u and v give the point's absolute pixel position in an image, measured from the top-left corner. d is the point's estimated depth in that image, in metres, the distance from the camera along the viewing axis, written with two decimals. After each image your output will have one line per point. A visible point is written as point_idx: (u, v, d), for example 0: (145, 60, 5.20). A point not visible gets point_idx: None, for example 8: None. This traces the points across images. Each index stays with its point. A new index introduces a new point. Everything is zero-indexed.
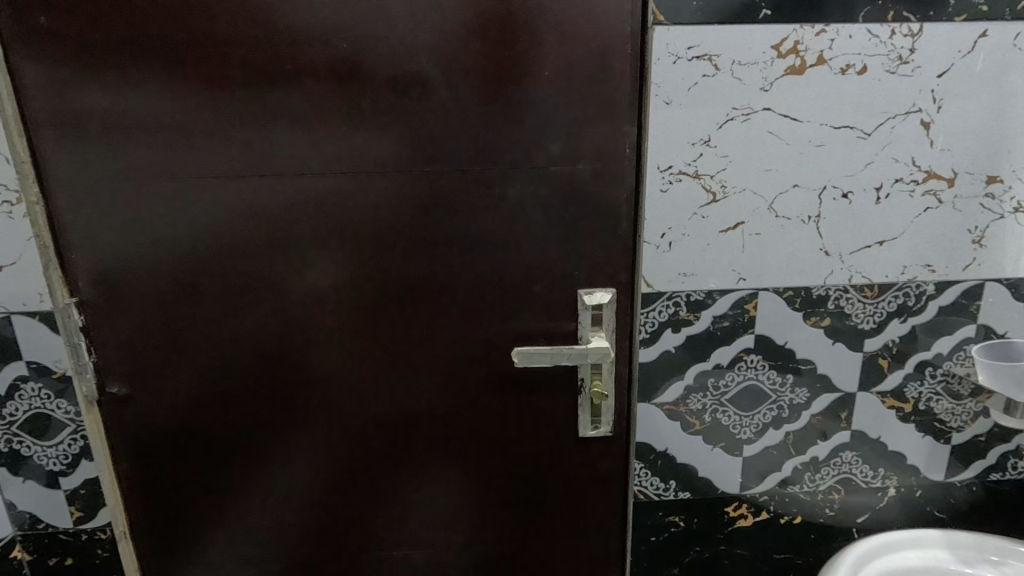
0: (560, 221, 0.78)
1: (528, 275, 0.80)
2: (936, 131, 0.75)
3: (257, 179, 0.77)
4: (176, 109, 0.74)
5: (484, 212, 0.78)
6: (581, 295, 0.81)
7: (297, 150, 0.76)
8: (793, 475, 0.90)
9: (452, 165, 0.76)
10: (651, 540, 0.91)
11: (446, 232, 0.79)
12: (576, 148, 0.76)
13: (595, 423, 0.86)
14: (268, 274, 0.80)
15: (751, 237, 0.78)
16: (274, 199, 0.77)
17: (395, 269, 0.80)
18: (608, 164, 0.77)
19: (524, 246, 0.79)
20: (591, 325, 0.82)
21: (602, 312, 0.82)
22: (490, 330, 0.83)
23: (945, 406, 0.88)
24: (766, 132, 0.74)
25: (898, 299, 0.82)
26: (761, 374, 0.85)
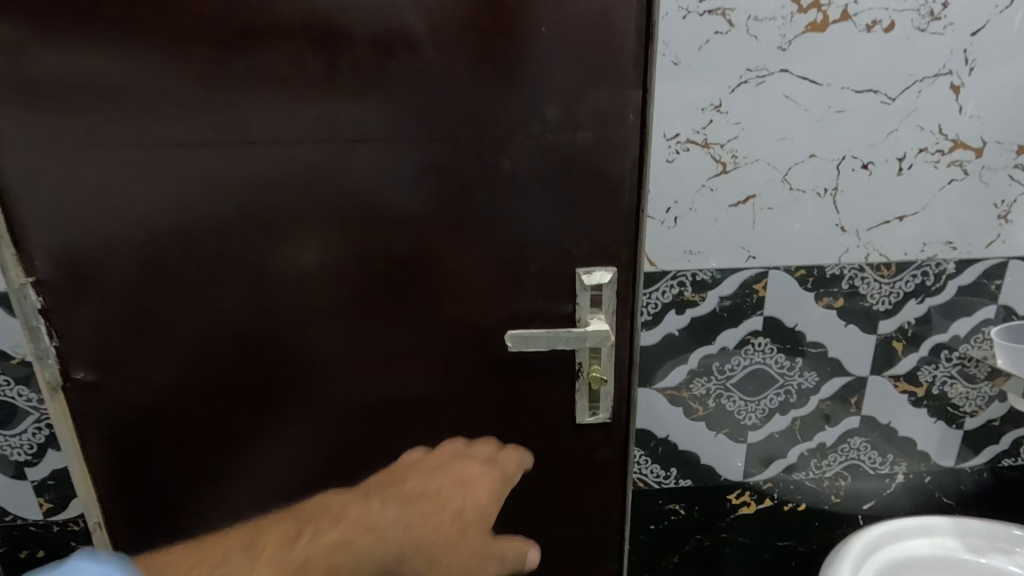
0: (557, 195, 0.72)
1: (523, 254, 0.75)
2: (967, 95, 0.69)
3: (227, 149, 0.70)
4: (133, 69, 0.67)
5: (475, 184, 0.72)
6: (580, 274, 0.75)
7: (269, 116, 0.69)
8: (799, 462, 0.86)
9: (440, 133, 0.70)
10: (651, 527, 0.89)
11: (435, 207, 0.73)
12: (575, 114, 0.69)
13: (593, 409, 0.81)
14: (242, 252, 0.74)
15: (763, 212, 0.73)
16: (246, 171, 0.71)
17: (380, 248, 0.74)
18: (611, 130, 0.69)
19: (518, 223, 0.73)
20: (590, 306, 0.76)
21: (602, 292, 0.75)
22: (482, 312, 0.77)
23: (960, 390, 0.84)
24: (782, 96, 0.68)
25: (916, 279, 0.77)
26: (768, 357, 0.80)
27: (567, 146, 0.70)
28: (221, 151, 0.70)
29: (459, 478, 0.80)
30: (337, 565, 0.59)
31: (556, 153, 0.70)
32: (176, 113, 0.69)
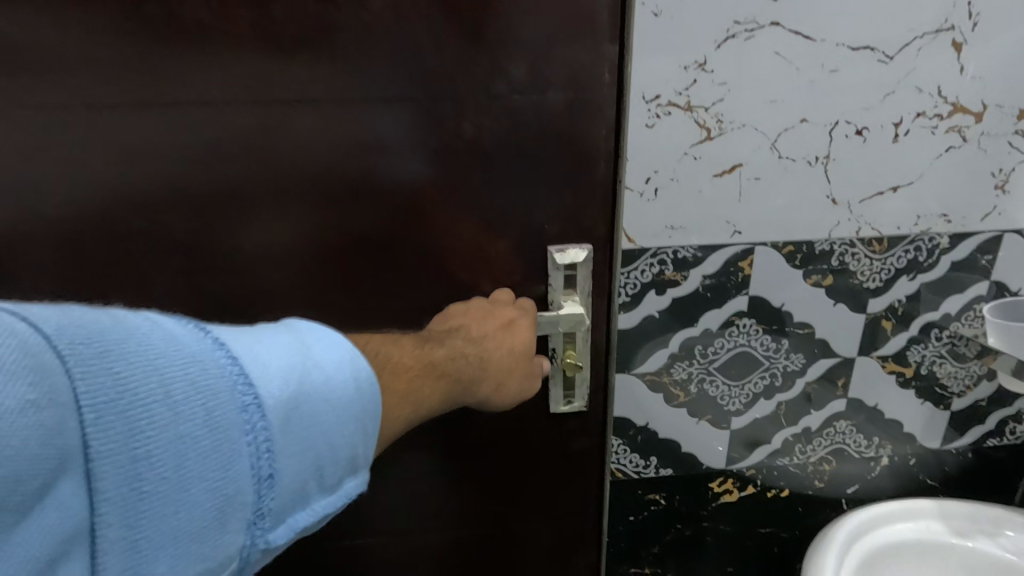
0: (526, 165, 0.65)
1: (490, 231, 0.68)
2: (969, 54, 0.64)
3: (147, 112, 0.61)
4: (26, 17, 0.57)
5: (434, 154, 0.64)
6: (552, 252, 0.68)
7: (194, 74, 0.60)
8: (783, 447, 0.82)
9: (393, 94, 0.62)
10: (630, 519, 0.85)
11: (390, 179, 0.65)
12: (546, 72, 0.62)
13: (568, 397, 0.75)
14: (171, 232, 0.66)
15: (750, 182, 0.67)
16: (172, 138, 0.62)
17: (331, 225, 0.67)
18: (585, 93, 0.63)
19: (483, 197, 0.66)
20: (564, 288, 0.70)
21: (576, 272, 0.69)
22: (446, 296, 0.70)
23: (948, 370, 0.80)
24: (773, 53, 0.62)
25: (908, 255, 0.73)
26: (753, 340, 0.75)
27: (537, 109, 0.63)
28: (141, 114, 0.61)
29: (503, 324, 0.64)
30: (452, 375, 0.58)
31: (525, 117, 0.63)
32: (83, 69, 0.59)
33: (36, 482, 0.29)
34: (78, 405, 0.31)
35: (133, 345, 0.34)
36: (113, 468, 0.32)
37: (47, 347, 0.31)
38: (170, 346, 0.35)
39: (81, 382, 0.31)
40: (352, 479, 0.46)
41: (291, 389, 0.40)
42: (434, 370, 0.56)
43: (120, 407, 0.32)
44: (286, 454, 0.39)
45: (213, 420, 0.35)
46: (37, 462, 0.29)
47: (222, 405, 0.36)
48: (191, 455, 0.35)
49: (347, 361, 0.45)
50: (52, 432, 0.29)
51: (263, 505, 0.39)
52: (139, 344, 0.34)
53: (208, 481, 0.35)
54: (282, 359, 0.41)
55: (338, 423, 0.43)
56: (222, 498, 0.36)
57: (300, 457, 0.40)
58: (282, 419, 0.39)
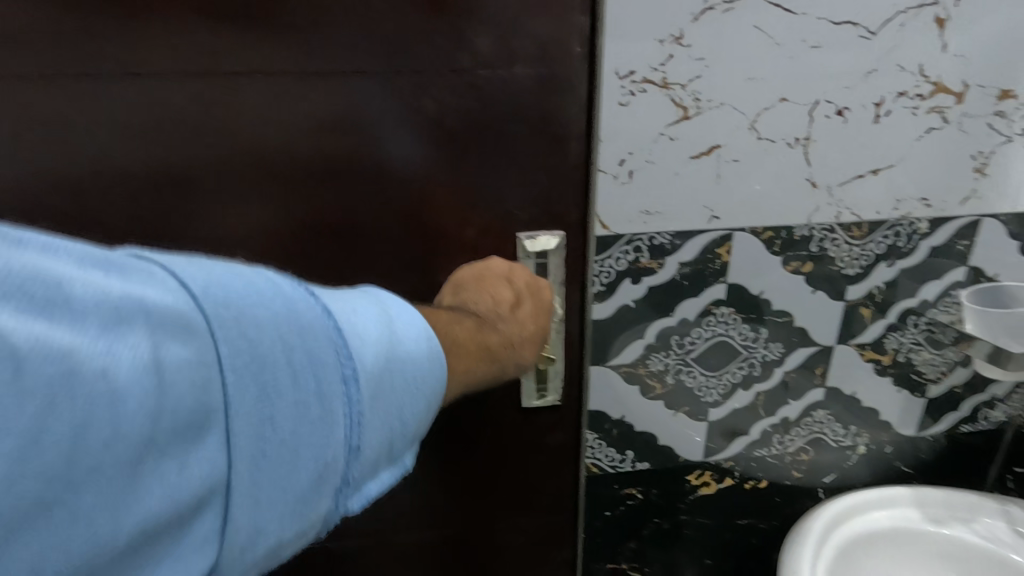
0: (494, 146, 0.61)
1: (456, 217, 0.63)
2: (951, 31, 0.62)
3: (58, 84, 0.53)
4: None
5: (392, 132, 0.59)
6: (522, 239, 0.64)
7: (113, 40, 0.53)
8: (761, 438, 0.81)
9: (345, 67, 0.56)
10: (607, 514, 0.82)
11: (345, 161, 0.60)
12: (511, 45, 0.57)
13: (540, 391, 0.72)
14: (92, 220, 0.58)
15: (728, 165, 0.64)
16: (88, 115, 0.55)
17: (280, 213, 0.61)
18: (555, 67, 0.58)
19: (447, 180, 0.61)
20: (534, 277, 0.66)
21: (547, 260, 0.66)
22: (409, 288, 0.66)
23: (925, 356, 0.79)
24: (752, 27, 0.59)
25: (888, 240, 0.71)
26: (731, 329, 0.73)
27: (504, 84, 0.58)
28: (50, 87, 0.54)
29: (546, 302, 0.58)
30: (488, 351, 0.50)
31: (490, 93, 0.58)
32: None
33: (183, 431, 0.30)
34: (217, 365, 0.31)
35: (260, 308, 0.34)
36: (245, 427, 0.32)
37: (193, 311, 0.31)
38: (284, 315, 0.34)
39: (221, 344, 0.31)
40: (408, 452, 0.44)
41: (379, 363, 0.38)
42: (495, 364, 0.51)
43: (252, 369, 0.32)
44: (376, 428, 0.38)
45: (322, 390, 0.34)
46: (187, 413, 0.30)
47: (331, 375, 0.35)
48: (299, 422, 0.34)
49: (423, 340, 0.42)
50: (197, 388, 0.30)
51: (354, 476, 0.38)
52: (263, 310, 0.34)
53: (319, 448, 0.34)
54: (376, 332, 0.39)
55: (419, 401, 0.41)
56: (321, 466, 0.35)
57: (386, 432, 0.38)
58: (374, 392, 0.37)
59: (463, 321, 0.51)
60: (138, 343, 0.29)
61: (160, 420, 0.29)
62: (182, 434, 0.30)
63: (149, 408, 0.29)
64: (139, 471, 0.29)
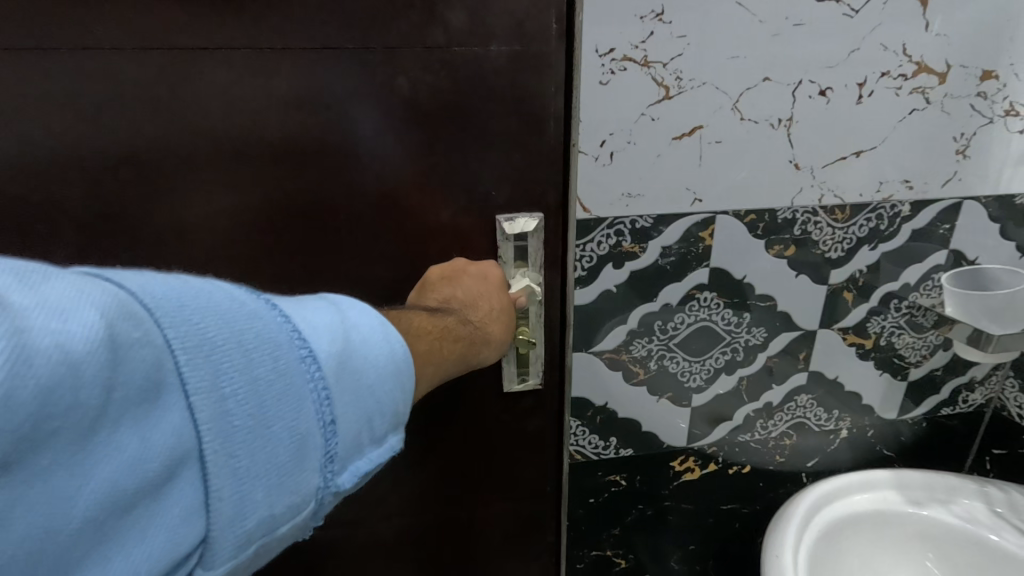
0: (470, 126, 0.59)
1: (432, 201, 0.62)
2: (934, 9, 0.61)
3: (9, 60, 0.51)
4: None
5: (364, 112, 0.57)
6: (501, 222, 0.63)
7: (67, 13, 0.50)
8: (744, 423, 0.81)
9: (314, 44, 0.54)
10: (591, 501, 0.82)
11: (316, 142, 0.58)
12: (487, 21, 0.55)
13: (522, 375, 0.71)
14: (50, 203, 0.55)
15: (710, 146, 0.63)
16: (45, 92, 0.52)
17: (250, 195, 0.59)
18: (532, 45, 0.57)
19: (424, 161, 0.60)
20: (514, 260, 0.66)
21: (527, 242, 0.65)
22: (386, 273, 0.64)
23: (906, 340, 0.80)
24: (734, 4, 0.57)
25: (870, 223, 0.71)
26: (714, 314, 0.72)
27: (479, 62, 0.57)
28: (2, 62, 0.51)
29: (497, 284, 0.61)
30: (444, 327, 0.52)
31: (466, 72, 0.57)
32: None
33: (142, 406, 0.28)
34: (168, 344, 0.30)
35: (205, 297, 0.33)
36: (206, 403, 0.30)
37: (135, 297, 0.30)
38: (233, 303, 0.34)
39: (167, 325, 0.30)
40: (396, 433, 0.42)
41: (339, 345, 0.38)
42: (452, 337, 0.52)
43: (202, 348, 0.31)
44: (347, 405, 0.37)
45: (278, 368, 0.34)
46: (145, 393, 0.29)
47: (283, 354, 0.34)
48: (267, 400, 0.33)
49: (379, 327, 0.41)
50: (153, 366, 0.29)
51: (337, 451, 0.37)
52: (213, 299, 0.33)
53: (285, 423, 0.33)
54: (327, 323, 0.38)
55: (386, 379, 0.40)
56: (297, 441, 0.34)
57: (358, 411, 0.38)
58: (338, 371, 0.37)
59: (417, 313, 0.51)
60: (85, 315, 0.27)
61: (111, 395, 0.27)
62: (141, 410, 0.28)
63: (101, 381, 0.27)
64: (96, 446, 0.27)
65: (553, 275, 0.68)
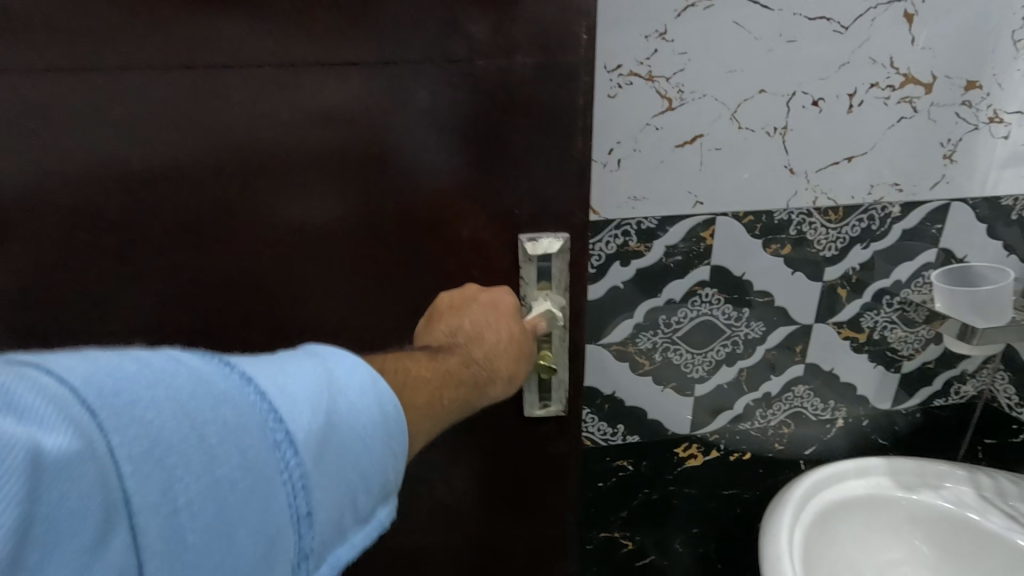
0: (491, 143, 0.59)
1: (451, 217, 0.62)
2: (919, 25, 0.65)
3: (44, 78, 0.52)
4: None
5: (387, 129, 0.58)
6: (524, 242, 0.63)
7: (101, 34, 0.51)
8: (744, 412, 0.85)
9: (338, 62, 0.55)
10: (600, 485, 0.87)
11: (335, 159, 0.58)
12: (510, 35, 0.55)
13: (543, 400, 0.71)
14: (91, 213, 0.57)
15: (710, 153, 0.68)
16: (80, 109, 0.53)
17: (274, 209, 0.59)
18: (556, 58, 0.56)
19: (444, 177, 0.60)
20: (537, 282, 0.65)
21: (550, 264, 0.64)
22: (409, 286, 0.64)
23: (899, 334, 0.84)
24: (732, 23, 0.62)
25: (862, 223, 0.75)
26: (715, 309, 0.77)
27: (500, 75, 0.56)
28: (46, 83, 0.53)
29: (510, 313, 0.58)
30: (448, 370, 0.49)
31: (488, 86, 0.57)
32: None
33: (81, 528, 0.25)
34: (113, 454, 0.27)
35: (162, 388, 0.30)
36: (153, 517, 0.28)
37: (81, 400, 0.27)
38: (197, 387, 0.31)
39: (112, 432, 0.27)
40: (384, 506, 0.40)
41: (321, 419, 0.34)
42: (455, 382, 0.49)
43: (153, 453, 0.28)
44: (325, 490, 0.34)
45: (245, 461, 0.31)
46: (84, 514, 0.26)
47: (251, 445, 0.31)
48: (227, 500, 0.30)
49: (369, 386, 0.38)
50: (92, 483, 0.26)
51: (312, 542, 0.34)
52: (172, 386, 0.30)
53: (250, 522, 0.31)
54: (310, 392, 0.35)
55: (371, 450, 0.37)
56: (266, 540, 0.31)
57: (336, 494, 0.35)
58: (317, 452, 0.34)
59: (418, 359, 0.47)
60: (13, 437, 0.24)
61: (44, 521, 0.24)
62: (79, 534, 0.25)
63: (25, 513, 0.24)
64: None
65: (577, 296, 0.65)
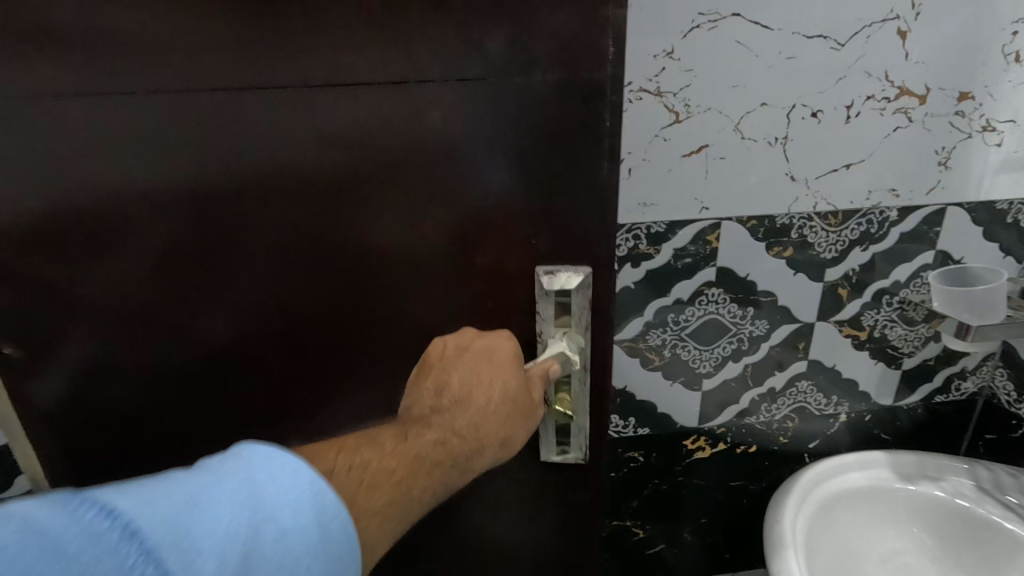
0: (506, 168, 0.49)
1: (461, 256, 0.53)
2: (912, 41, 0.70)
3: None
4: None
5: (385, 157, 0.48)
6: (541, 273, 0.53)
7: (39, 42, 0.43)
8: (750, 407, 0.90)
9: (322, 75, 0.46)
10: (612, 475, 0.92)
11: (333, 193, 0.49)
12: (530, 42, 0.46)
13: (562, 447, 0.61)
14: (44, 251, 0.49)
15: (715, 162, 0.73)
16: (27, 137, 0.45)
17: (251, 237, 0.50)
18: (584, 70, 0.47)
19: (451, 213, 0.51)
20: (556, 319, 0.55)
21: (571, 299, 0.54)
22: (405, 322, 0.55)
23: (899, 332, 0.88)
24: (734, 42, 0.67)
25: (861, 227, 0.79)
26: (721, 308, 0.82)
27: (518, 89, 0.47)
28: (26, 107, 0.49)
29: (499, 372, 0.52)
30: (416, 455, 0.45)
31: (502, 103, 0.47)
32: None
33: None
34: None
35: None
36: None
37: None
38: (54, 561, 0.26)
39: None
40: None
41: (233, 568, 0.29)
42: (426, 466, 0.46)
43: None
44: None
45: None
46: None
47: None
48: None
49: (308, 501, 0.34)
50: None
51: None
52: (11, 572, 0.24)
53: None
54: (219, 532, 0.30)
55: None
56: None
57: None
58: None
59: (382, 443, 0.45)
60: None
61: None
62: None
63: None
64: None
65: (605, 340, 0.56)
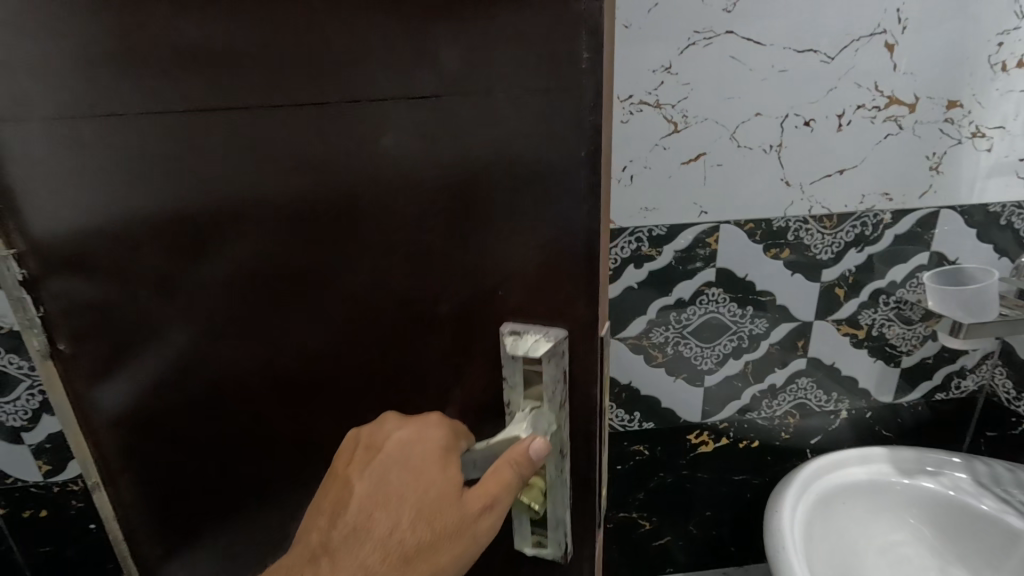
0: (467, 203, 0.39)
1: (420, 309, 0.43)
2: (900, 53, 0.74)
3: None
4: None
5: (329, 189, 0.40)
6: (505, 332, 0.42)
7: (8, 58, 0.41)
8: (751, 403, 0.93)
9: (251, 100, 0.39)
10: (618, 468, 0.96)
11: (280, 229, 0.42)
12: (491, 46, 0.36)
13: (537, 543, 0.48)
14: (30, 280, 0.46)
15: (713, 169, 0.77)
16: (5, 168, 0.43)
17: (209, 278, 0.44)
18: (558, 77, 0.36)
19: (416, 255, 0.41)
20: (525, 388, 0.43)
21: (540, 368, 0.42)
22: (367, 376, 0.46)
23: (897, 331, 0.91)
24: (728, 57, 0.72)
25: (855, 229, 0.83)
26: (721, 307, 0.86)
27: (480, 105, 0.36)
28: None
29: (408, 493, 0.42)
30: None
31: (460, 123, 0.37)
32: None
33: None
34: None
35: None
36: None
37: None
38: None
39: None
40: None
41: None
42: None
43: None
44: None
45: None
46: None
47: None
48: None
49: None
50: None
51: None
52: None
53: None
54: None
55: None
56: None
57: None
58: None
59: None
60: None
61: None
62: None
63: None
64: None
65: (584, 417, 0.44)
